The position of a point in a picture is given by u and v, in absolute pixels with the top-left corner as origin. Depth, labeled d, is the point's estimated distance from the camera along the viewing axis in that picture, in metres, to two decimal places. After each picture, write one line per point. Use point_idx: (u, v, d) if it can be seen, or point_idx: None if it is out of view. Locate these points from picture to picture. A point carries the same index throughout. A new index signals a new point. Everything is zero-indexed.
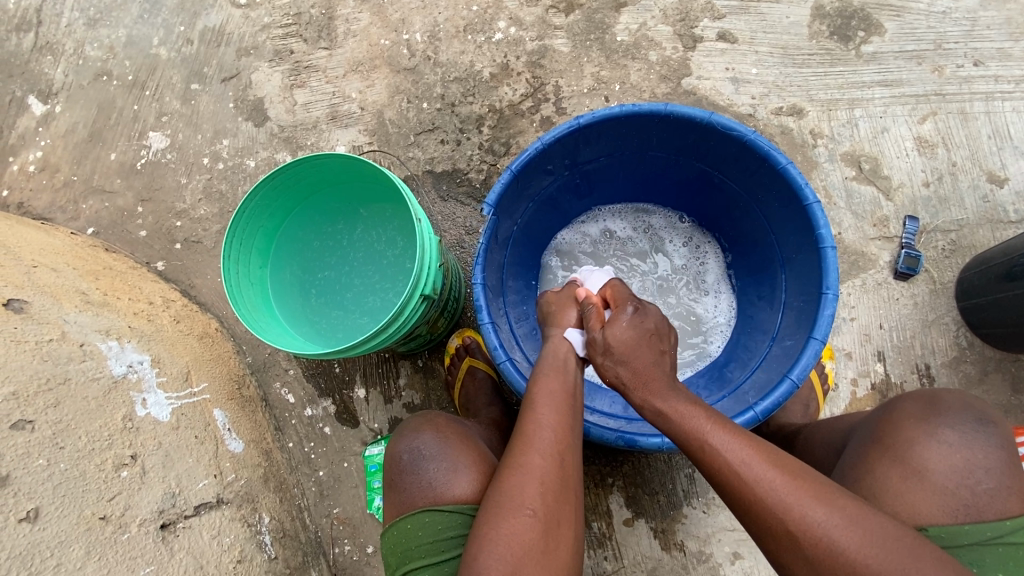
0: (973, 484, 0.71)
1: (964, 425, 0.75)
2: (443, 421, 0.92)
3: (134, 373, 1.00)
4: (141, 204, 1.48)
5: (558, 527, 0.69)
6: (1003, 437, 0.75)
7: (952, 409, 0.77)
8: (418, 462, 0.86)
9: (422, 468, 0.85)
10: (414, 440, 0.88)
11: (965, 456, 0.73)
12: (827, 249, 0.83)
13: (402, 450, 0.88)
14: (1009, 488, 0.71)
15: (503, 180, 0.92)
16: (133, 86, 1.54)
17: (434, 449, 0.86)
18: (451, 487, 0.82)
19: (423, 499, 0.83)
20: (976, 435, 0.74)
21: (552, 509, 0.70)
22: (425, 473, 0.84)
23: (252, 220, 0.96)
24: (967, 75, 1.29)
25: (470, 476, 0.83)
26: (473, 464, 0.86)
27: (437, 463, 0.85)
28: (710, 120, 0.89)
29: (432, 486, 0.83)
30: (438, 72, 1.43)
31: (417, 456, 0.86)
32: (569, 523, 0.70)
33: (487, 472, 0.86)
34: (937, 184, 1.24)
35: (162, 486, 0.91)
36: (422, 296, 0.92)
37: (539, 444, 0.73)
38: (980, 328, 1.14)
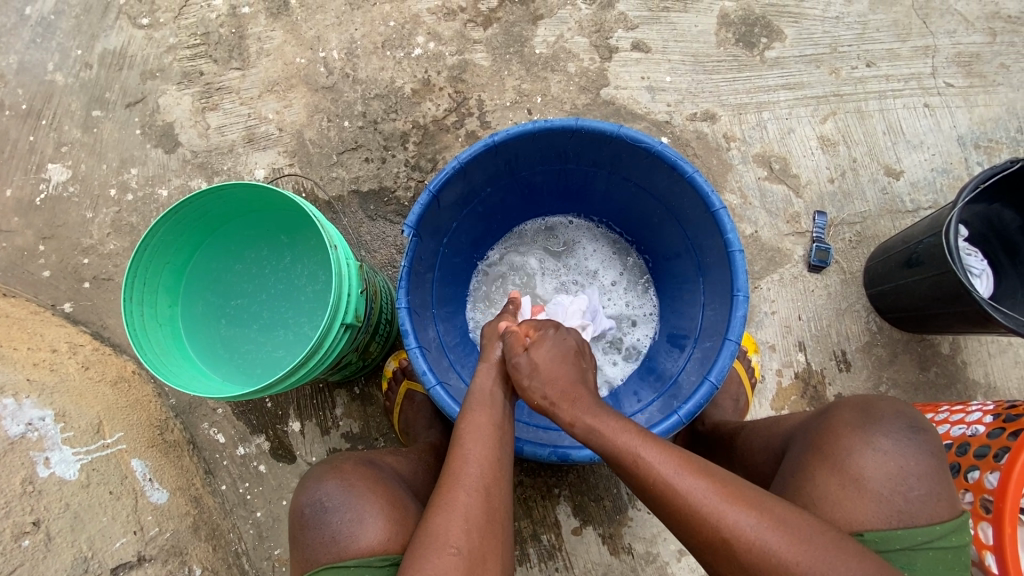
0: (906, 491, 0.73)
1: (898, 432, 0.76)
2: (351, 466, 0.88)
3: (34, 431, 0.93)
4: (42, 242, 1.37)
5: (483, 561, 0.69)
6: (933, 443, 0.77)
7: (886, 415, 0.78)
8: (322, 515, 0.82)
9: (325, 521, 0.81)
10: (317, 491, 0.84)
11: (899, 464, 0.74)
12: (736, 253, 0.86)
13: (304, 503, 0.84)
14: (938, 493, 0.73)
15: (421, 201, 0.90)
16: (27, 116, 1.43)
17: (337, 499, 0.82)
18: (357, 539, 0.79)
19: (327, 555, 0.80)
20: (909, 442, 0.76)
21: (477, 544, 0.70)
22: (328, 526, 0.81)
23: (156, 255, 0.90)
24: (861, 76, 1.38)
25: (378, 525, 0.80)
26: (381, 509, 0.82)
27: (340, 515, 0.81)
28: (619, 134, 0.90)
29: (336, 540, 0.80)
30: (358, 89, 1.40)
31: (319, 509, 0.82)
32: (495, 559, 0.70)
33: (399, 516, 0.83)
34: (841, 179, 1.32)
35: (71, 552, 0.88)
36: (342, 324, 0.89)
37: (468, 478, 0.73)
38: (886, 312, 1.21)
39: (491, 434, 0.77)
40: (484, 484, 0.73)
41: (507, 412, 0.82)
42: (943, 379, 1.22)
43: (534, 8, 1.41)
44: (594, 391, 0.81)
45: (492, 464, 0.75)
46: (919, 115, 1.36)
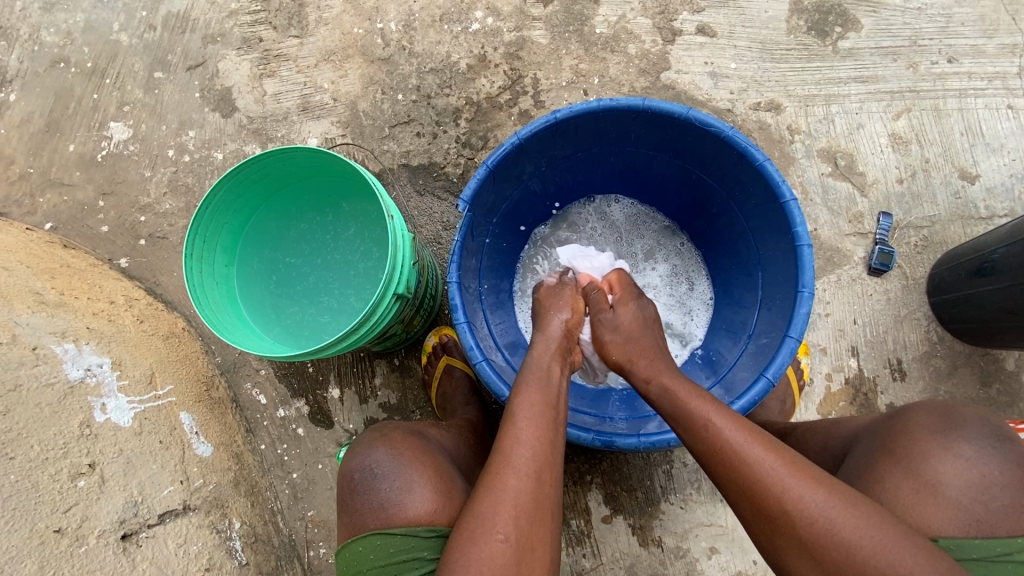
0: (987, 501, 0.69)
1: (981, 440, 0.72)
2: (399, 435, 0.88)
3: (93, 377, 0.95)
4: (102, 197, 1.42)
5: (531, 550, 0.68)
6: (1021, 454, 0.73)
7: (969, 422, 0.74)
8: (371, 481, 0.83)
9: (375, 487, 0.82)
10: (367, 457, 0.84)
11: (980, 473, 0.70)
12: (804, 247, 0.82)
13: (354, 467, 0.85)
14: (1023, 505, 0.69)
15: (478, 176, 0.90)
16: (93, 74, 1.47)
17: (387, 467, 0.83)
18: (405, 508, 0.79)
19: (374, 521, 0.81)
20: (995, 451, 0.72)
21: (524, 532, 0.69)
22: (378, 492, 0.81)
23: (218, 214, 0.92)
24: (941, 72, 1.30)
25: (425, 495, 0.81)
26: (428, 480, 0.82)
27: (390, 482, 0.81)
28: (687, 116, 0.87)
29: (384, 506, 0.81)
30: (414, 62, 1.39)
31: (369, 475, 0.83)
32: (543, 546, 0.69)
33: (445, 488, 0.83)
34: (911, 180, 1.25)
35: (123, 496, 0.87)
36: (394, 295, 0.89)
37: (519, 461, 0.72)
38: (950, 323, 1.15)
39: (541, 414, 0.77)
40: (532, 469, 0.72)
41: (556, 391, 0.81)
42: (1005, 396, 1.16)
43: None
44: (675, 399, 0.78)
45: (541, 446, 0.74)
46: (1002, 116, 1.28)
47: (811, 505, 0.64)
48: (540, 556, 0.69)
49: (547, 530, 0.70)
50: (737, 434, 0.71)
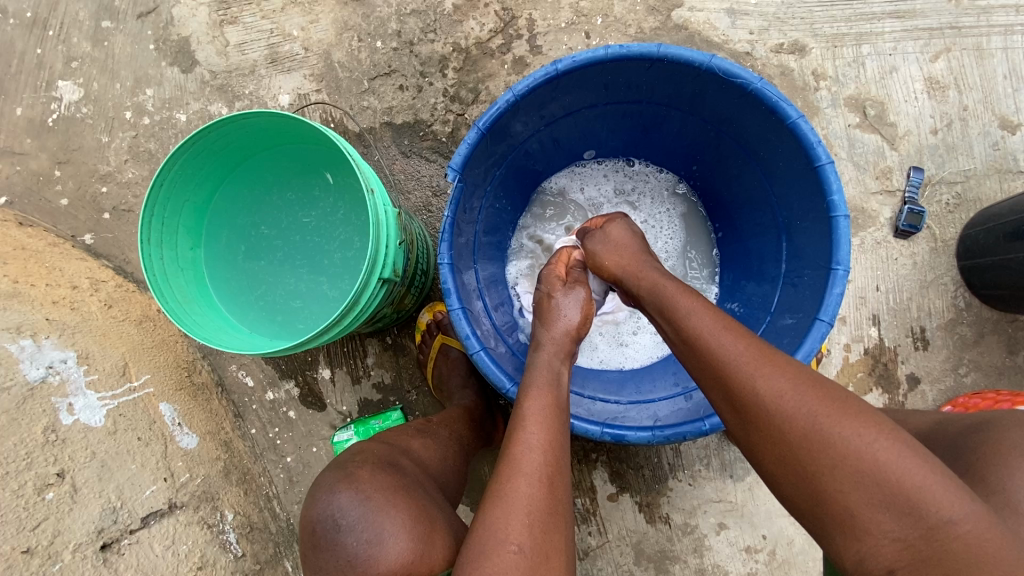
0: None
1: None
2: (367, 471, 0.77)
3: (55, 375, 0.86)
4: (58, 167, 1.29)
5: (546, 561, 0.62)
6: None
7: None
8: (336, 533, 0.72)
9: (340, 542, 0.72)
10: (328, 504, 0.74)
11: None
12: (839, 217, 0.72)
13: (316, 516, 0.74)
14: None
15: (468, 139, 0.78)
16: (32, 25, 1.30)
17: (352, 517, 0.72)
18: (376, 565, 0.70)
19: None
20: None
21: (539, 542, 0.63)
22: (344, 547, 0.72)
23: (177, 187, 0.80)
24: (986, 5, 1.16)
25: (399, 545, 0.71)
26: (403, 523, 0.72)
27: (357, 535, 0.71)
28: (709, 65, 0.75)
29: (353, 563, 0.71)
30: (392, 4, 1.23)
31: (333, 527, 0.73)
32: (559, 555, 0.63)
33: (426, 529, 0.74)
34: (946, 130, 1.14)
35: (99, 503, 0.80)
36: (380, 280, 0.80)
37: (529, 466, 0.67)
38: (979, 289, 1.07)
39: (551, 417, 0.71)
40: (540, 470, 0.67)
41: (561, 391, 0.75)
42: None
43: None
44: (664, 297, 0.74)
45: (556, 453, 0.69)
46: None
47: (823, 439, 0.55)
48: (559, 566, 0.62)
49: (561, 535, 0.64)
50: (740, 355, 0.62)
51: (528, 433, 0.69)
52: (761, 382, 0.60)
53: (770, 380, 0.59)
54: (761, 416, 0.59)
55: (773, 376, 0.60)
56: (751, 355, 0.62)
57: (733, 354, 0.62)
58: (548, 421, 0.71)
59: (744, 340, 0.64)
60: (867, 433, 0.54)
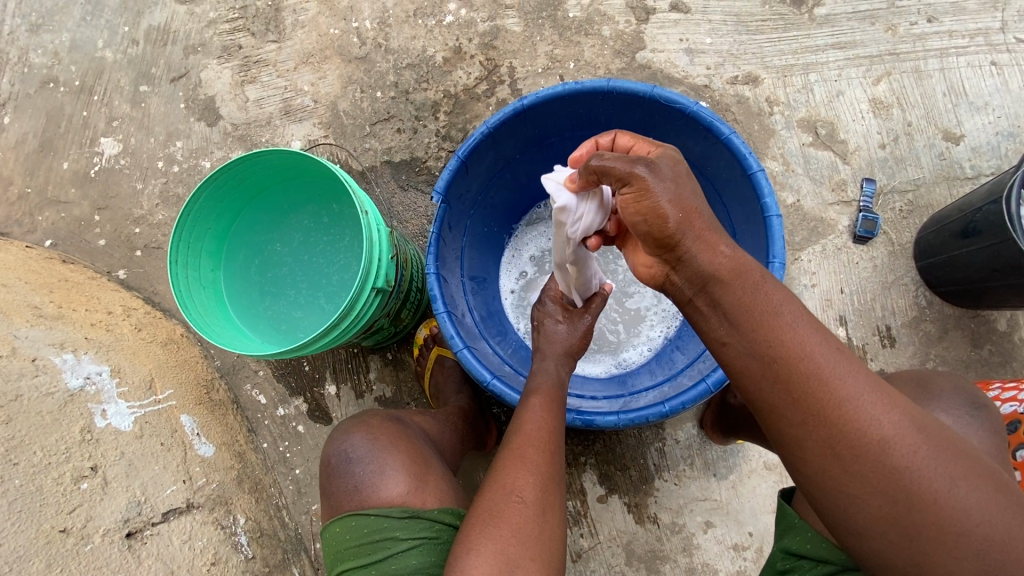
0: None
1: (958, 410, 0.78)
2: (378, 420, 0.91)
3: (92, 385, 0.97)
4: (97, 212, 1.46)
5: (545, 512, 0.71)
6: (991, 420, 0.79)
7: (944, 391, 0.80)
8: (347, 465, 0.85)
9: (351, 471, 0.85)
10: (344, 442, 0.88)
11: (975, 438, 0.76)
12: (772, 217, 0.83)
13: (333, 453, 0.88)
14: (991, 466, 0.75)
15: (450, 167, 0.91)
16: (81, 92, 1.50)
17: (363, 451, 0.86)
18: (379, 490, 0.82)
19: (350, 503, 0.84)
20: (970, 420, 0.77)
21: (539, 496, 0.72)
22: (352, 475, 0.84)
23: (202, 216, 0.94)
24: (921, 33, 1.28)
25: (398, 477, 0.83)
26: (401, 462, 0.85)
27: (364, 466, 0.84)
28: (652, 95, 0.88)
29: (359, 489, 0.84)
30: (390, 59, 1.40)
31: (345, 459, 0.86)
32: (554, 510, 0.72)
33: (420, 471, 0.85)
34: (894, 145, 1.24)
35: (126, 495, 0.89)
36: (374, 289, 0.91)
37: (533, 434, 0.77)
38: (937, 287, 1.15)
39: (553, 403, 0.81)
40: (538, 436, 0.77)
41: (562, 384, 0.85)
42: (997, 356, 1.15)
43: None
44: (751, 297, 0.60)
45: (553, 427, 0.78)
46: (985, 74, 1.25)
47: (949, 499, 0.55)
48: (552, 517, 0.71)
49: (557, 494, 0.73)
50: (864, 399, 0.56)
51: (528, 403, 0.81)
52: (887, 430, 0.56)
53: (892, 428, 0.56)
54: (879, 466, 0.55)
55: (898, 422, 0.56)
56: (869, 393, 0.57)
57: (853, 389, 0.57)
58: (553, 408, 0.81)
59: (861, 375, 0.58)
60: (982, 494, 0.55)
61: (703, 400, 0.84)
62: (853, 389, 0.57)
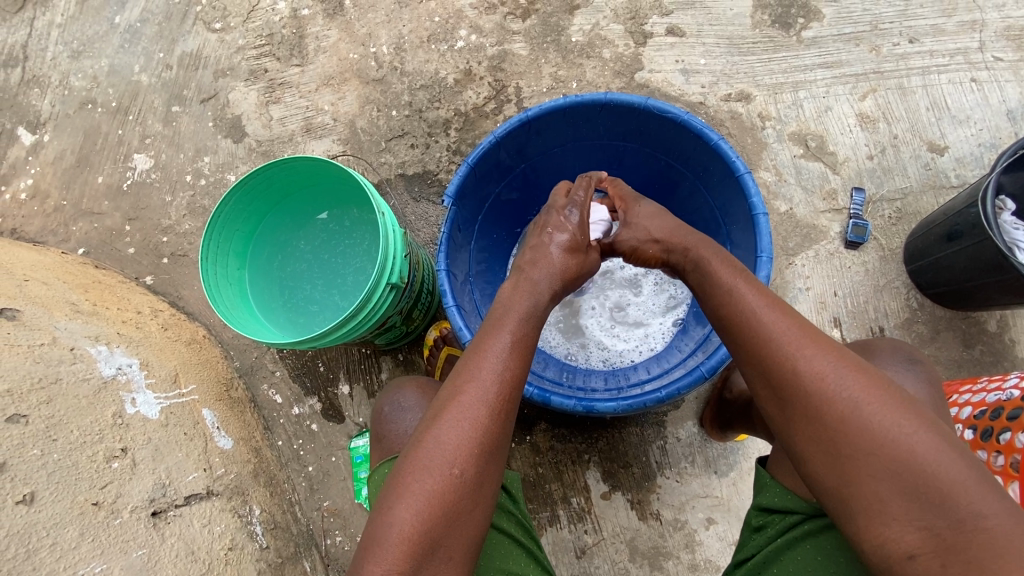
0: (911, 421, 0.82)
1: (897, 367, 0.87)
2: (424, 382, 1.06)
3: (123, 374, 1.04)
4: (128, 222, 1.55)
5: (482, 486, 0.70)
6: (932, 375, 0.87)
7: (886, 354, 0.90)
8: (399, 412, 0.99)
9: (401, 417, 0.98)
10: (396, 394, 1.02)
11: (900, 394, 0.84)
12: (760, 215, 0.88)
13: (385, 404, 1.02)
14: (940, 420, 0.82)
15: (459, 172, 0.98)
16: (117, 112, 1.62)
17: (414, 402, 1.00)
18: None
19: (399, 446, 0.96)
20: (910, 376, 0.86)
21: (479, 470, 0.70)
22: (404, 421, 0.98)
23: (232, 216, 1.01)
24: (903, 52, 1.36)
25: None
26: None
27: (415, 413, 0.98)
28: (646, 105, 0.95)
29: (409, 433, 0.97)
30: (405, 81, 1.50)
31: (397, 408, 1.00)
32: (492, 484, 0.72)
33: None
34: (881, 156, 1.31)
35: (152, 477, 0.94)
36: (388, 284, 0.98)
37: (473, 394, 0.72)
38: (927, 289, 1.19)
39: (507, 358, 0.76)
40: (495, 402, 0.73)
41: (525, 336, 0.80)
42: (989, 356, 1.19)
43: None
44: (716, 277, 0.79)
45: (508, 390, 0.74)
46: (966, 90, 1.33)
47: (861, 424, 0.61)
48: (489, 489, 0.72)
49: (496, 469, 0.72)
50: (790, 337, 0.68)
51: (498, 361, 0.75)
52: (803, 364, 0.66)
53: (818, 364, 0.65)
54: (803, 393, 0.65)
55: (823, 359, 0.66)
56: (797, 334, 0.68)
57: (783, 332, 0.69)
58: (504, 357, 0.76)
59: (793, 322, 0.70)
60: (909, 428, 0.60)
61: (698, 387, 0.88)
62: (778, 329, 0.69)
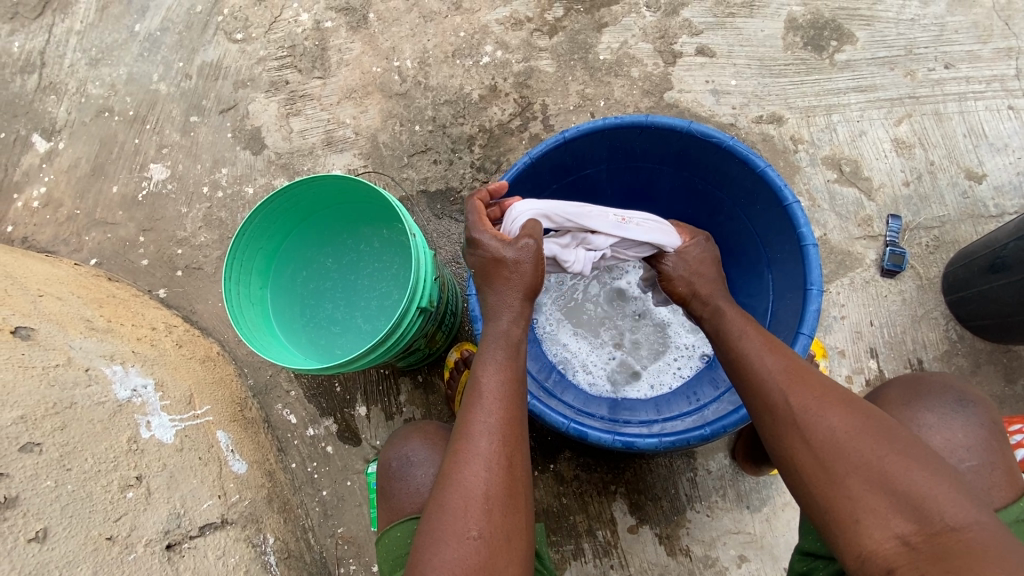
0: (958, 463, 0.79)
1: (943, 408, 0.83)
2: (432, 429, 1.05)
3: (138, 396, 1.00)
4: (142, 233, 1.52)
5: (506, 543, 0.67)
6: (982, 415, 0.83)
7: (933, 392, 0.85)
8: (407, 467, 0.99)
9: (410, 474, 0.98)
10: (403, 447, 1.01)
11: (946, 436, 0.81)
12: (809, 246, 0.86)
13: (391, 457, 1.01)
14: (990, 463, 0.79)
15: (494, 194, 0.95)
16: (134, 121, 1.59)
17: (421, 456, 0.99)
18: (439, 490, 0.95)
19: (410, 506, 0.96)
20: (955, 416, 0.82)
21: (498, 525, 0.67)
22: (413, 478, 0.97)
23: (256, 235, 0.98)
24: (939, 78, 1.34)
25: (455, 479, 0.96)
26: None
27: (424, 469, 0.98)
28: (689, 130, 0.92)
29: (421, 490, 0.96)
30: (429, 96, 1.48)
31: (405, 463, 0.99)
32: (519, 537, 0.68)
33: None
34: (917, 183, 1.28)
35: (167, 507, 0.90)
36: (418, 308, 0.94)
37: (478, 449, 0.71)
38: (968, 321, 1.16)
39: (501, 403, 0.75)
40: (496, 457, 0.71)
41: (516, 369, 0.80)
42: None
43: (600, 17, 1.45)
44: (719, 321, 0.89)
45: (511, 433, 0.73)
46: (1003, 117, 1.30)
47: (840, 447, 0.66)
48: (519, 545, 0.68)
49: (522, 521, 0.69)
50: (775, 373, 0.75)
51: (487, 412, 0.74)
52: (790, 395, 0.72)
53: (801, 395, 0.71)
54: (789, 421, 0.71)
55: (803, 393, 0.71)
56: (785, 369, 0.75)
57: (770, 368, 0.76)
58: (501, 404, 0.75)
59: (782, 358, 0.77)
60: (883, 452, 0.64)
61: (744, 424, 0.85)
62: (772, 370, 0.75)
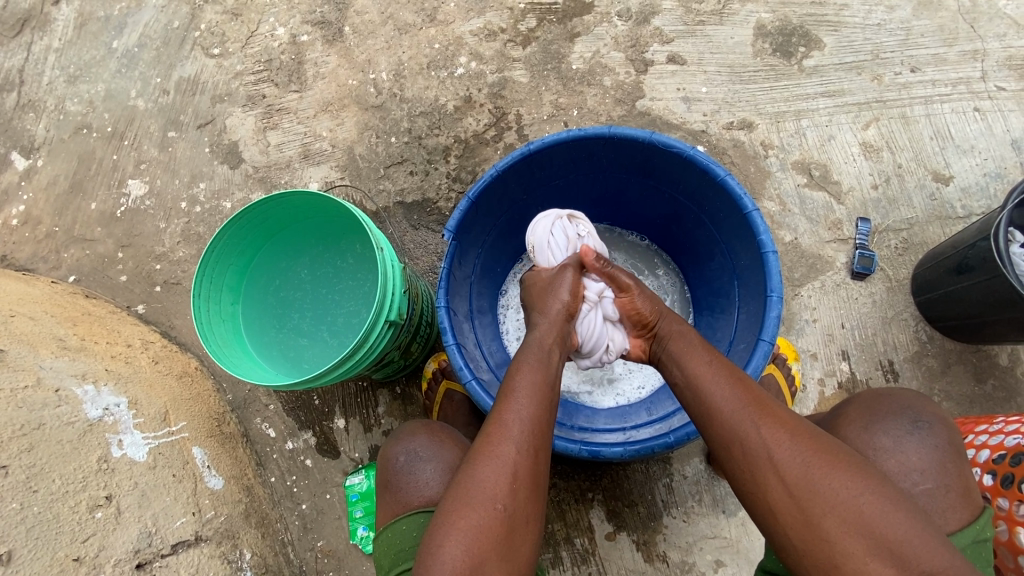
0: (912, 486, 0.79)
1: (901, 429, 0.83)
2: (439, 427, 1.04)
3: (110, 415, 1.00)
4: (121, 249, 1.52)
5: (524, 523, 0.70)
6: (941, 436, 0.83)
7: (889, 413, 0.86)
8: (414, 463, 0.97)
9: (418, 469, 0.97)
10: (410, 443, 0.99)
11: (900, 459, 0.81)
12: (768, 253, 0.87)
13: (398, 451, 0.99)
14: (947, 485, 0.78)
15: (460, 207, 0.96)
16: (112, 137, 1.60)
17: (428, 452, 0.98)
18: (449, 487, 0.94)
19: (420, 499, 0.94)
20: (911, 437, 0.82)
21: (520, 504, 0.70)
22: (420, 474, 0.96)
23: (226, 251, 0.98)
24: (905, 82, 1.36)
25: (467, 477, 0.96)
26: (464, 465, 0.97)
27: (432, 465, 0.97)
28: (651, 140, 0.93)
29: (428, 485, 0.95)
30: (404, 107, 1.49)
31: (412, 458, 0.98)
32: (533, 516, 0.71)
33: None
34: (885, 185, 1.29)
35: (137, 526, 0.91)
36: (386, 321, 0.95)
37: (513, 433, 0.73)
38: (937, 322, 1.18)
39: (540, 393, 0.78)
40: (528, 441, 0.73)
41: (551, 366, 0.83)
42: (1001, 392, 1.17)
43: (572, 26, 1.47)
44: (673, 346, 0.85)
45: (539, 425, 0.76)
46: (969, 119, 1.32)
47: (816, 487, 0.65)
48: (531, 528, 0.71)
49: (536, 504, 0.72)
50: (737, 404, 0.73)
51: (521, 406, 0.75)
52: (761, 428, 0.70)
53: (770, 429, 0.70)
54: (757, 457, 0.69)
55: (771, 425, 0.70)
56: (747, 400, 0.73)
57: (731, 398, 0.73)
58: (535, 397, 0.77)
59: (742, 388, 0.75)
60: (855, 488, 0.65)
61: None
62: (732, 402, 0.73)
